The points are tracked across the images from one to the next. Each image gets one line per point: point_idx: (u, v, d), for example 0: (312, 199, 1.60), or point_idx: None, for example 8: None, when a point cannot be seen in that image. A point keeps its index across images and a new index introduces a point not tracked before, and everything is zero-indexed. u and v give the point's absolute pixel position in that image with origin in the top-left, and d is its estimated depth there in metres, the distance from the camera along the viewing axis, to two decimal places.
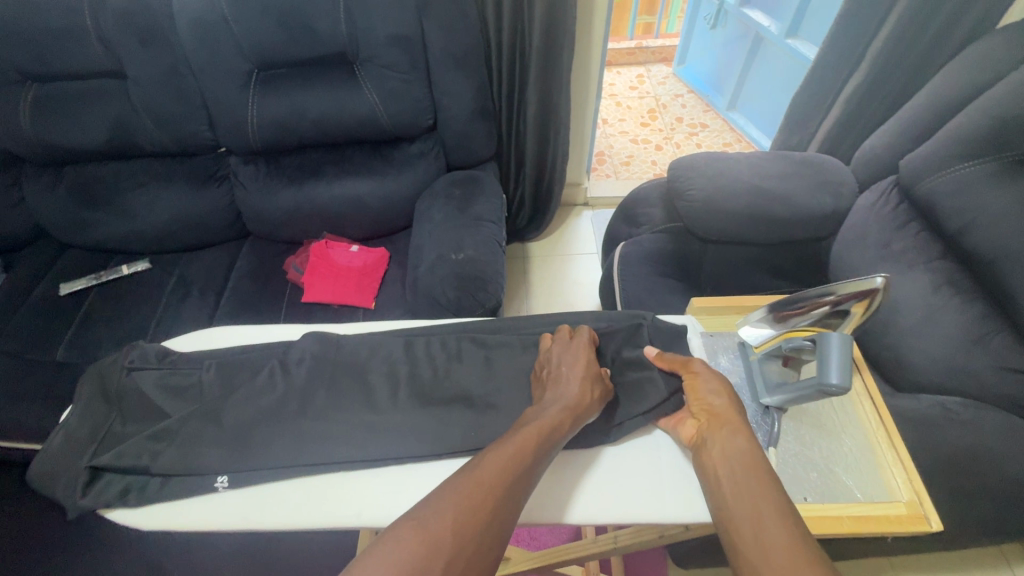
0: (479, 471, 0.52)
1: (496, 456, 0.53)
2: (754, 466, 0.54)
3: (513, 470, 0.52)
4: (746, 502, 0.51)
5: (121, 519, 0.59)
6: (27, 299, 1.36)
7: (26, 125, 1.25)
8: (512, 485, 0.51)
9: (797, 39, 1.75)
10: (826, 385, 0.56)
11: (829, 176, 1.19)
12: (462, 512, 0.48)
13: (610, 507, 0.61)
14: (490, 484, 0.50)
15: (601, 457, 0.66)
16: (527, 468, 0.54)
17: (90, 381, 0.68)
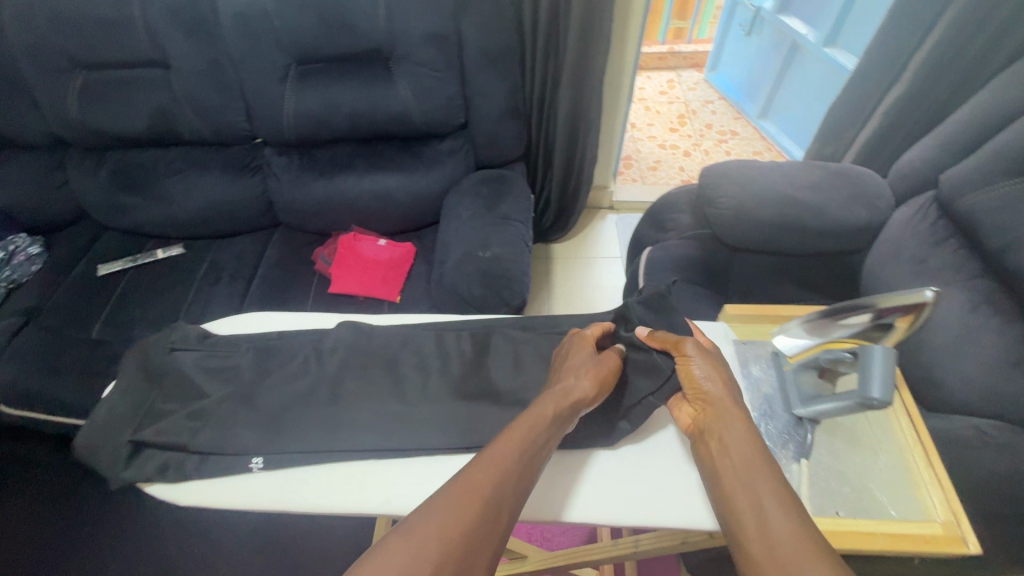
0: (475, 472, 0.51)
1: (491, 453, 0.53)
2: (750, 461, 0.54)
3: (509, 469, 0.52)
4: (747, 498, 0.51)
5: (159, 493, 0.60)
6: (68, 278, 1.41)
7: (73, 111, 1.30)
8: (508, 485, 0.51)
9: (835, 48, 1.72)
10: (868, 399, 0.55)
11: (864, 188, 1.16)
12: (456, 515, 0.47)
13: (613, 509, 0.61)
14: (486, 485, 0.50)
15: (603, 458, 0.66)
16: (527, 465, 0.53)
17: (134, 359, 0.71)
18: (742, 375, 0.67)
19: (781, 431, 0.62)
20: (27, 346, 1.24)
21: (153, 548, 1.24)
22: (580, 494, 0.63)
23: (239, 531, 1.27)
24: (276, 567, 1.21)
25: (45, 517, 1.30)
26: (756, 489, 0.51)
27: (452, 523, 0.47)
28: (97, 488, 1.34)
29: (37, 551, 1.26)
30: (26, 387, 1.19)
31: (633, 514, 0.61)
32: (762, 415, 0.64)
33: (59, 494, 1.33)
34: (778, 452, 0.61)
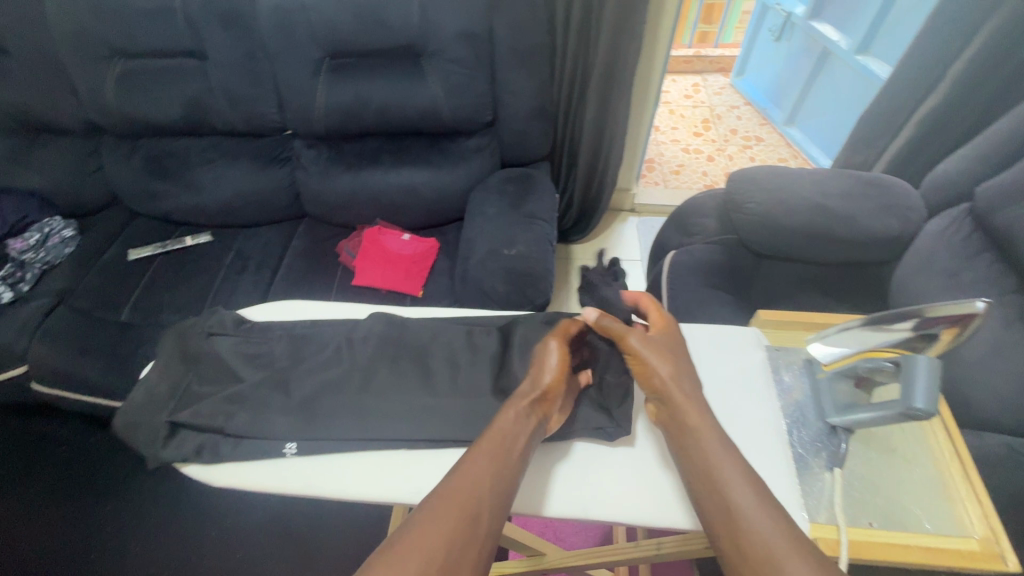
0: (454, 486, 0.53)
1: (465, 467, 0.55)
2: (717, 464, 0.55)
3: (485, 479, 0.54)
4: (716, 504, 0.53)
5: (195, 474, 0.62)
6: (99, 261, 1.44)
7: (110, 98, 1.32)
8: (485, 497, 0.53)
9: (868, 55, 1.70)
10: (911, 410, 0.54)
11: (896, 199, 1.14)
12: (439, 532, 0.50)
13: (586, 505, 0.61)
14: (466, 497, 0.53)
15: (577, 454, 0.65)
16: (504, 472, 0.55)
17: (171, 341, 0.73)
18: (772, 382, 0.67)
19: (813, 439, 0.62)
20: (60, 326, 1.27)
21: (174, 529, 1.27)
22: (557, 489, 0.62)
23: (256, 517, 1.28)
24: (292, 554, 1.22)
25: (71, 493, 1.34)
26: (726, 492, 0.53)
27: (434, 541, 0.50)
28: (121, 468, 1.36)
29: (62, 527, 1.29)
30: (58, 366, 1.22)
31: (631, 509, 0.60)
32: (794, 422, 0.64)
33: (84, 472, 1.37)
34: (811, 460, 0.61)
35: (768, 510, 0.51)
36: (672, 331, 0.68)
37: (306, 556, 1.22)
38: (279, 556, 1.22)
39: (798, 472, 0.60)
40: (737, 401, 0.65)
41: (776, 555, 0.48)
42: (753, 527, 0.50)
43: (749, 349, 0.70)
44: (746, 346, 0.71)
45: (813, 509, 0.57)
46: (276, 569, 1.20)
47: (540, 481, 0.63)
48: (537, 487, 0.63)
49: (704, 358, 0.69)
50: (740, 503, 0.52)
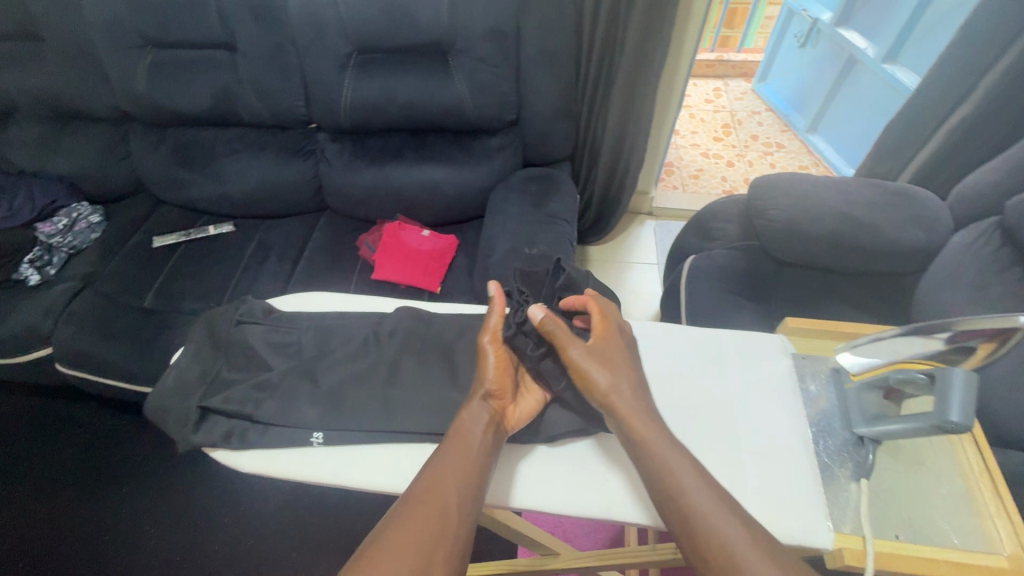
0: (427, 491, 0.54)
1: (436, 472, 0.56)
2: (673, 471, 0.54)
3: (454, 480, 0.55)
4: (676, 512, 0.53)
5: (221, 458, 0.64)
6: (124, 247, 1.47)
7: (142, 87, 1.34)
8: (454, 499, 0.54)
9: (896, 64, 1.68)
10: (944, 423, 0.54)
11: (921, 210, 1.12)
12: (415, 535, 0.51)
13: (552, 499, 0.61)
14: (439, 502, 0.53)
15: (542, 451, 0.65)
16: (472, 472, 0.56)
17: (201, 327, 0.77)
18: (799, 390, 0.67)
19: (838, 448, 0.62)
20: (85, 310, 1.29)
21: (189, 513, 1.29)
22: (523, 482, 0.63)
23: (269, 505, 1.29)
24: (304, 543, 1.23)
25: (90, 474, 1.36)
26: (685, 499, 0.53)
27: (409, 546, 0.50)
28: (140, 451, 1.39)
29: (81, 506, 1.32)
30: (82, 349, 1.24)
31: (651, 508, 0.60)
32: (820, 430, 0.64)
33: (103, 454, 1.39)
34: (836, 470, 0.61)
35: (723, 510, 0.52)
36: (615, 333, 0.66)
37: (318, 545, 1.23)
38: (291, 544, 1.23)
39: (823, 481, 0.60)
40: (759, 405, 0.65)
41: (737, 556, 0.49)
42: (714, 530, 0.50)
43: (776, 356, 0.70)
44: (773, 353, 0.70)
45: (838, 519, 0.57)
46: (288, 557, 1.21)
47: (535, 476, 0.63)
48: (560, 483, 0.62)
49: (728, 362, 0.69)
50: (695, 503, 0.52)
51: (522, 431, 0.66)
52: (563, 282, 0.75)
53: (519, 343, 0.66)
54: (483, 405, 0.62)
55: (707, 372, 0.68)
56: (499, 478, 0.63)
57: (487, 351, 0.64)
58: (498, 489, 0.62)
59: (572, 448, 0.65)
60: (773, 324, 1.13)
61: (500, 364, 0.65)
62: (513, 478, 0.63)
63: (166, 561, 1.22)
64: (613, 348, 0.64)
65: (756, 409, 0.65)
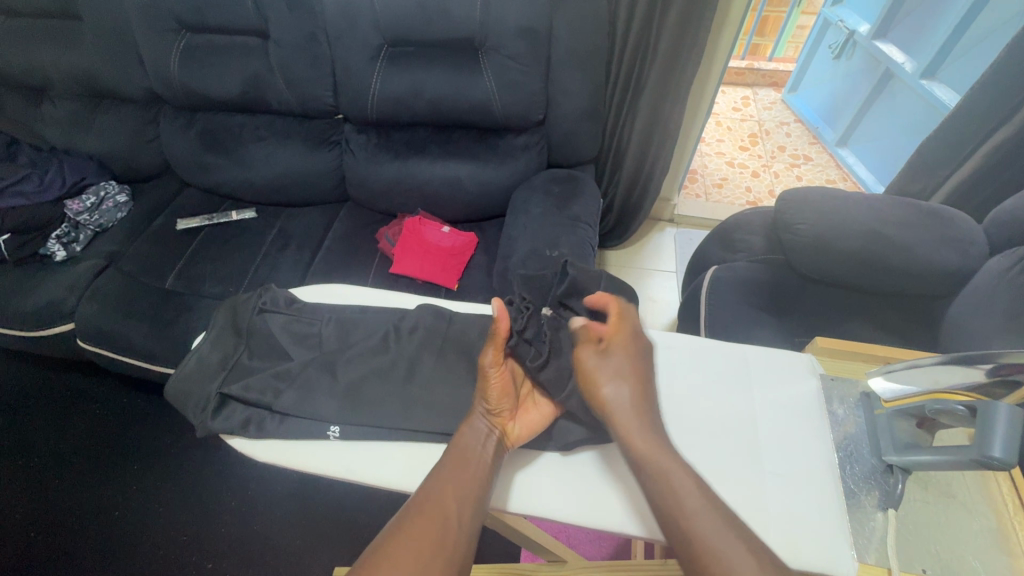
0: (430, 504, 0.54)
1: (440, 485, 0.56)
2: (675, 491, 0.53)
3: (458, 491, 0.55)
4: (678, 532, 0.51)
5: (239, 446, 0.65)
6: (148, 228, 1.49)
7: (174, 70, 1.36)
8: (458, 510, 0.54)
9: (933, 80, 1.63)
10: (987, 458, 0.53)
11: (956, 232, 1.08)
12: (418, 546, 0.51)
13: (555, 506, 0.60)
14: (440, 515, 0.53)
15: (545, 460, 0.64)
16: (476, 486, 0.56)
17: (224, 313, 0.80)
18: (826, 414, 0.65)
19: (866, 475, 0.61)
20: (107, 288, 1.30)
21: (197, 495, 1.30)
22: (527, 487, 0.62)
23: (273, 492, 1.30)
24: (307, 532, 1.24)
25: (104, 450, 1.38)
26: (688, 520, 0.51)
27: (409, 559, 0.50)
28: (152, 430, 1.41)
29: (94, 481, 1.34)
30: (103, 326, 1.26)
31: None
32: (847, 456, 0.62)
33: (117, 431, 1.41)
34: (863, 498, 0.59)
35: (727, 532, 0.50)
36: (627, 337, 0.64)
37: (321, 535, 1.23)
38: (294, 531, 1.24)
39: (849, 509, 0.58)
40: (783, 425, 0.64)
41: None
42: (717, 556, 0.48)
43: (802, 377, 0.68)
44: (800, 375, 0.68)
45: (862, 548, 0.56)
46: (291, 544, 1.22)
47: (538, 483, 0.62)
48: (578, 493, 0.61)
49: (751, 380, 0.68)
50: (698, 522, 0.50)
51: (540, 435, 0.65)
52: (564, 289, 0.73)
53: (520, 352, 0.67)
54: (481, 421, 0.61)
55: (730, 388, 0.67)
56: (517, 484, 0.62)
57: (485, 370, 0.62)
58: (517, 495, 0.61)
59: (588, 457, 0.63)
60: (795, 341, 1.11)
61: (499, 382, 0.63)
62: (515, 483, 0.62)
63: (173, 540, 1.24)
64: (624, 352, 0.63)
65: (779, 428, 0.64)
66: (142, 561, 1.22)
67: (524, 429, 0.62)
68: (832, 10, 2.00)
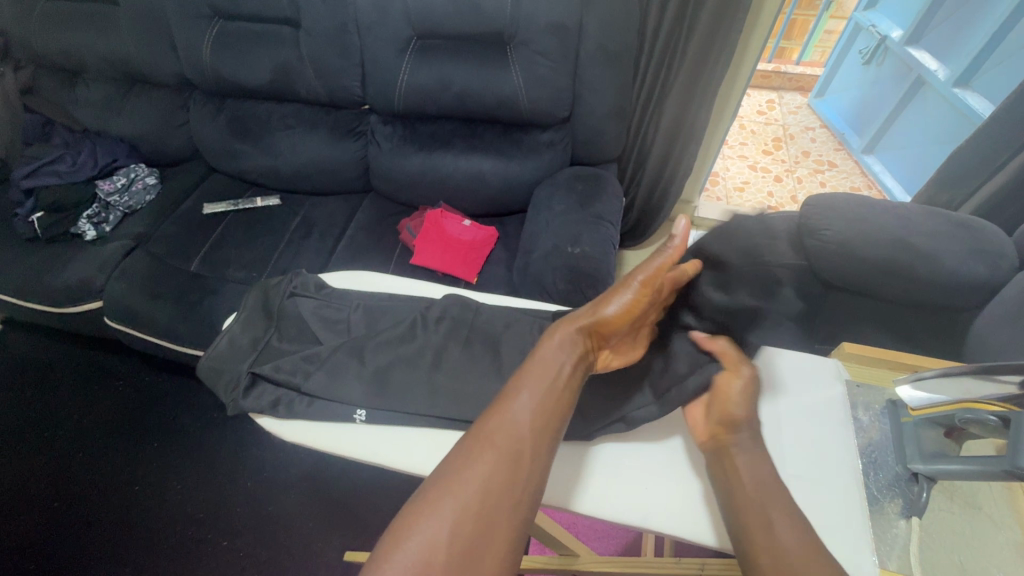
0: (501, 430, 0.51)
1: (513, 409, 0.52)
2: (749, 480, 0.56)
3: (530, 413, 0.52)
4: (739, 513, 0.54)
5: (266, 425, 0.67)
6: (175, 211, 1.52)
7: (207, 57, 1.38)
8: (528, 433, 0.51)
9: (967, 88, 1.59)
10: (1017, 469, 0.53)
11: (986, 243, 1.06)
12: (486, 470, 0.48)
13: (579, 495, 0.62)
14: (514, 439, 0.50)
15: (571, 453, 0.66)
16: (549, 407, 0.53)
17: (256, 295, 0.82)
18: (850, 419, 0.65)
19: (889, 483, 0.61)
20: (135, 269, 1.33)
21: (213, 474, 1.33)
22: (556, 478, 0.64)
23: (288, 474, 1.32)
24: (316, 516, 1.26)
25: (126, 427, 1.42)
26: (746, 500, 0.54)
27: (478, 484, 0.47)
28: (173, 409, 1.44)
29: (115, 455, 1.37)
30: (128, 305, 1.29)
31: (688, 522, 0.59)
32: (871, 463, 0.63)
33: (139, 409, 1.45)
34: (885, 503, 0.60)
35: (798, 521, 0.52)
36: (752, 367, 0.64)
37: (332, 519, 1.25)
38: (305, 515, 1.26)
39: (872, 515, 0.58)
40: (808, 429, 0.64)
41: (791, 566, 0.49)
42: (772, 541, 0.51)
43: (827, 384, 0.68)
44: (827, 381, 0.69)
45: (885, 554, 0.56)
46: (303, 526, 1.24)
47: (565, 474, 0.64)
48: (599, 485, 0.63)
49: (783, 385, 0.68)
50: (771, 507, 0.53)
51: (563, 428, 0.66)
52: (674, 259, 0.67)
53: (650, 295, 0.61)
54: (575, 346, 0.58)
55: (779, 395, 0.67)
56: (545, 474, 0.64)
57: (631, 297, 0.59)
58: (546, 486, 0.63)
59: (612, 451, 0.66)
60: (813, 348, 1.10)
61: (628, 309, 0.60)
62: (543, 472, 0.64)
63: (190, 517, 1.27)
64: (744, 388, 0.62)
65: (806, 429, 0.64)
66: (160, 536, 1.25)
67: (615, 359, 0.65)
68: (864, 15, 1.96)
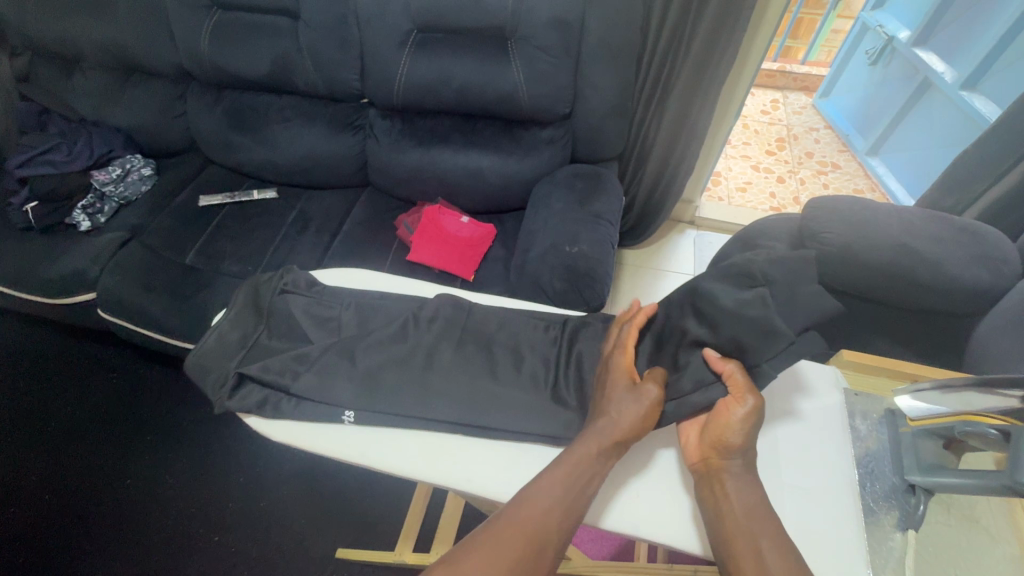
0: (518, 512, 0.54)
1: (534, 493, 0.55)
2: (740, 502, 0.55)
3: (548, 511, 0.54)
4: (726, 532, 0.54)
5: (255, 425, 0.67)
6: (171, 203, 1.51)
7: (205, 48, 1.36)
8: (547, 524, 0.53)
9: (974, 92, 1.57)
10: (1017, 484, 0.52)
11: (989, 250, 1.04)
12: (493, 564, 0.51)
13: None
14: (528, 524, 0.53)
15: None
16: (576, 490, 0.55)
17: (247, 291, 0.81)
18: (849, 427, 0.64)
19: (886, 494, 0.61)
20: (129, 260, 1.32)
21: (207, 468, 1.32)
22: None
23: (280, 470, 1.31)
24: (308, 512, 1.25)
25: (120, 419, 1.41)
26: (735, 523, 0.54)
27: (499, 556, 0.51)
28: (165, 402, 1.43)
29: (107, 449, 1.36)
30: (122, 297, 1.27)
31: (681, 530, 0.58)
32: (868, 473, 0.62)
33: (133, 401, 1.44)
34: (882, 515, 0.59)
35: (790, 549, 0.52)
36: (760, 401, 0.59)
37: (324, 514, 1.24)
38: (298, 510, 1.25)
39: (868, 527, 0.58)
40: (807, 437, 0.63)
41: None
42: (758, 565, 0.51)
43: (830, 391, 0.66)
44: (832, 387, 0.67)
45: (879, 567, 0.55)
46: (295, 521, 1.24)
47: None
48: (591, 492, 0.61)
49: (783, 392, 0.67)
50: (765, 534, 0.53)
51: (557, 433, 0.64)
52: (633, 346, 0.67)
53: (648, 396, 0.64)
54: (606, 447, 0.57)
55: (775, 400, 0.66)
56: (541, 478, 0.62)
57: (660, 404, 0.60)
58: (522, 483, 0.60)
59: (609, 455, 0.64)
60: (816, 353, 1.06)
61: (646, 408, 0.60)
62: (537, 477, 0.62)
63: (183, 512, 1.26)
64: (745, 419, 0.59)
65: (802, 438, 0.63)
66: (151, 530, 1.24)
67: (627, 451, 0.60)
68: (872, 15, 1.93)
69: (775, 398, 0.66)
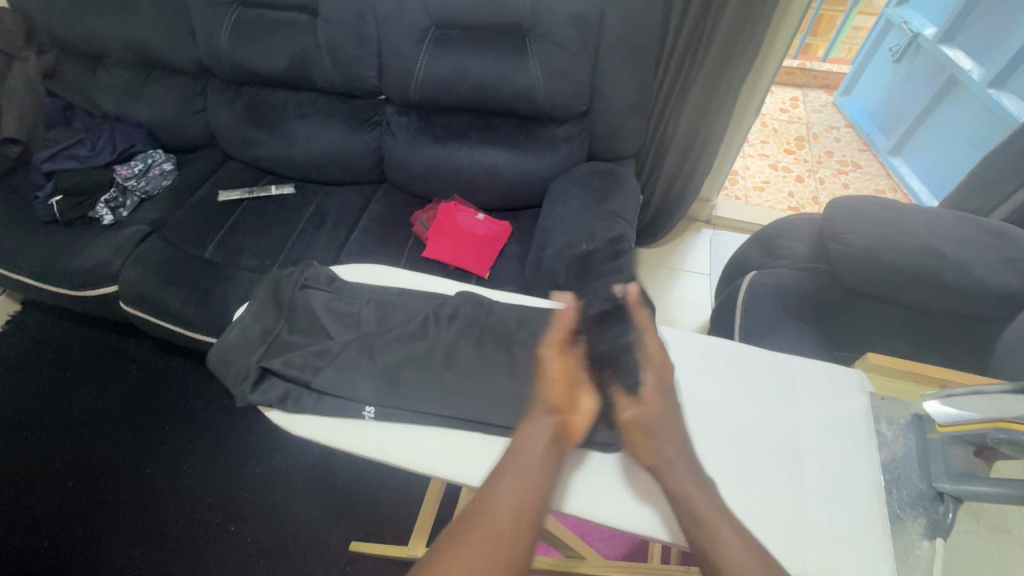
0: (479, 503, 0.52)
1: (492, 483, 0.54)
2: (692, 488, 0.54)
3: (507, 497, 0.52)
4: (691, 520, 0.52)
5: (276, 418, 0.68)
6: (191, 197, 1.53)
7: (225, 44, 1.38)
8: (507, 513, 0.51)
9: (1003, 90, 1.53)
10: None
11: (1019, 252, 1.01)
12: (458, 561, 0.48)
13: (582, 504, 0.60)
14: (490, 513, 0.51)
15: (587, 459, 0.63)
16: (532, 476, 0.54)
17: (268, 286, 0.81)
18: (874, 434, 0.63)
19: (911, 501, 0.59)
20: (150, 254, 1.34)
21: (224, 459, 1.34)
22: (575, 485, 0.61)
23: (295, 464, 1.32)
24: (322, 506, 1.26)
25: (140, 410, 1.43)
26: (698, 511, 0.53)
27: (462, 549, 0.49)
28: (184, 394, 1.45)
29: (127, 439, 1.39)
30: (144, 291, 1.29)
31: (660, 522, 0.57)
32: (893, 479, 0.60)
33: (153, 392, 1.46)
34: (907, 523, 0.57)
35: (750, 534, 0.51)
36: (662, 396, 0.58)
37: (339, 508, 1.25)
38: (312, 503, 1.26)
39: (892, 535, 0.56)
40: (823, 441, 0.62)
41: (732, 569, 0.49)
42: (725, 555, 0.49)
43: (859, 397, 0.66)
44: (859, 394, 0.66)
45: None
46: (310, 515, 1.25)
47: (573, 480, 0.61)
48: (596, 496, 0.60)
49: (798, 396, 0.66)
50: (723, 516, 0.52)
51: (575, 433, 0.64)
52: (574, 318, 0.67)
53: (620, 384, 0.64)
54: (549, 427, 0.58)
55: (786, 403, 0.65)
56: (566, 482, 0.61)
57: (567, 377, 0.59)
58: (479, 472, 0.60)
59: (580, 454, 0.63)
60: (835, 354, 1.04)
61: (567, 378, 0.60)
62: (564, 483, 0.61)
63: (201, 503, 1.28)
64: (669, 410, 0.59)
65: (745, 422, 0.64)
66: (169, 521, 1.26)
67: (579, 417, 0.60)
68: (897, 11, 1.89)
69: (793, 402, 0.66)
